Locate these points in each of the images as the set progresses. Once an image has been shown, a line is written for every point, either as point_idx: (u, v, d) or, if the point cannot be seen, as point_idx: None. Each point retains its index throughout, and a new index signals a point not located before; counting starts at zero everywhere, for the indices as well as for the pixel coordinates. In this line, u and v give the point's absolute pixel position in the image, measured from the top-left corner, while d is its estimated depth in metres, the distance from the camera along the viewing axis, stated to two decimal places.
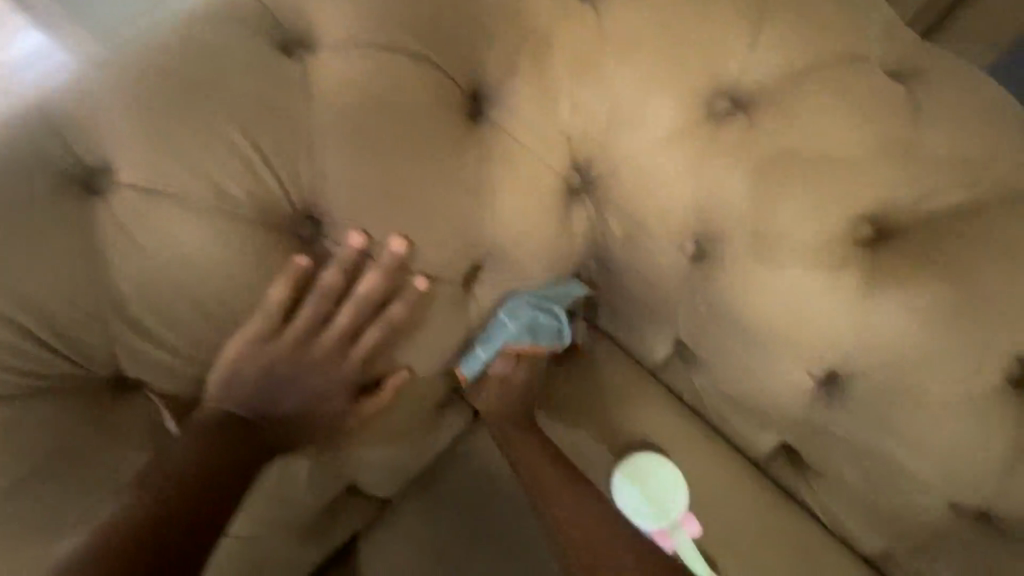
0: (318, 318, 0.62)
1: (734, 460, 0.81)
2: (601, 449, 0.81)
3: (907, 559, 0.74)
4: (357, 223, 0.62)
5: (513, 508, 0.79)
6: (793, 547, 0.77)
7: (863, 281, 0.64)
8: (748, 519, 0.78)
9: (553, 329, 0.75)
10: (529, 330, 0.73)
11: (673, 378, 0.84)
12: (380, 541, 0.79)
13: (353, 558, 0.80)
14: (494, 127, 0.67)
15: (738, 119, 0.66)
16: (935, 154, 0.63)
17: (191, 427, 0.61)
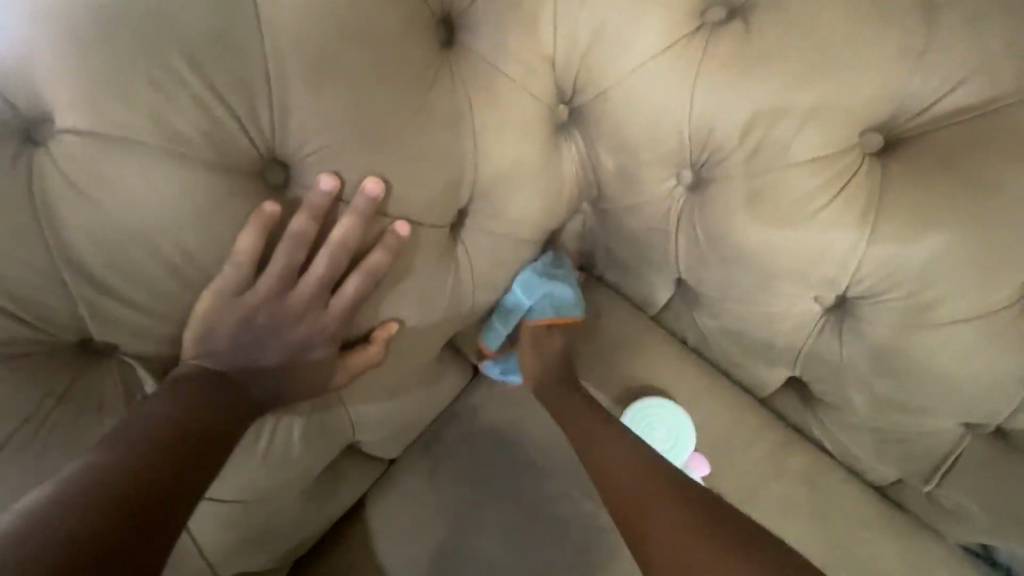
0: (294, 268, 0.56)
1: (735, 393, 0.83)
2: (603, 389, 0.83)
3: (915, 479, 0.74)
4: (326, 164, 0.54)
5: (519, 452, 0.83)
6: (794, 473, 0.80)
7: (876, 204, 0.59)
8: (749, 449, 0.81)
9: (573, 298, 0.78)
10: (549, 303, 0.77)
11: (674, 321, 0.85)
12: (390, 495, 0.83)
13: (363, 514, 0.83)
14: (469, 54, 0.60)
15: (734, 27, 0.59)
16: (955, 53, 0.56)
17: (169, 384, 0.55)
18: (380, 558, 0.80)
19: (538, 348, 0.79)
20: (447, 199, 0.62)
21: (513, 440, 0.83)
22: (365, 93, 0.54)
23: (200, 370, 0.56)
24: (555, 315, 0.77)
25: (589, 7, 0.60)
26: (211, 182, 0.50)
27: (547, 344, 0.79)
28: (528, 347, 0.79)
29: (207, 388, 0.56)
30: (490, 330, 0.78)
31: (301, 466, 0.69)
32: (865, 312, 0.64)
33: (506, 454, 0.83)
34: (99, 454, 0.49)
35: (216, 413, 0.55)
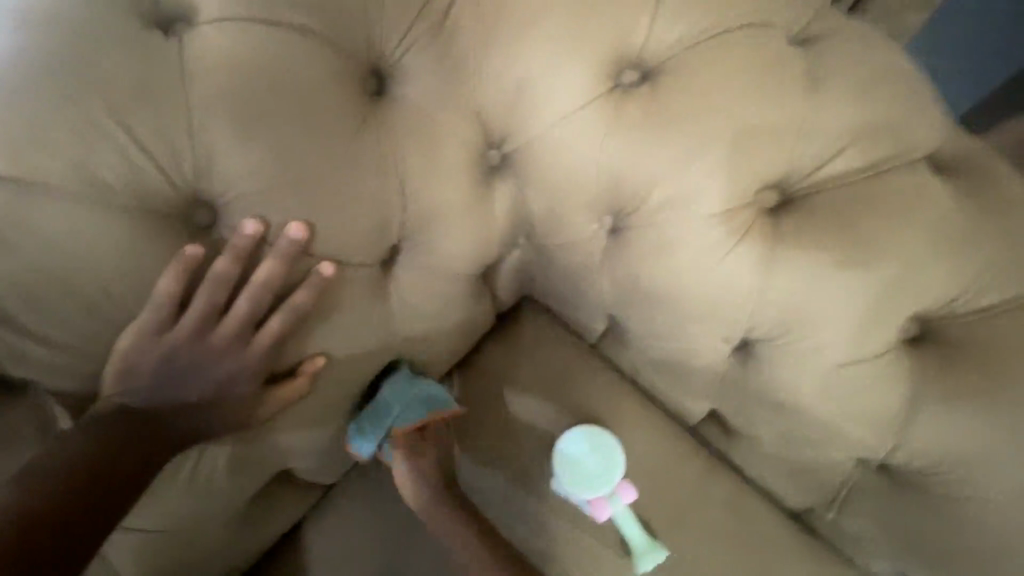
0: (217, 307, 0.58)
1: (665, 423, 0.87)
2: (536, 419, 0.86)
3: (822, 506, 0.79)
4: (253, 208, 0.57)
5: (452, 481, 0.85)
6: (714, 501, 0.84)
7: (771, 256, 0.64)
8: (673, 477, 0.85)
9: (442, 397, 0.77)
10: (412, 410, 0.75)
11: (609, 351, 0.89)
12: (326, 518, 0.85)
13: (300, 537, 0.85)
14: (398, 105, 0.63)
15: (643, 91, 0.64)
16: (837, 122, 0.63)
17: (86, 421, 0.55)
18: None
19: (411, 458, 0.77)
20: (375, 238, 0.65)
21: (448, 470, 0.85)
22: (291, 142, 0.56)
23: (118, 408, 0.56)
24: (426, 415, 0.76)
25: (511, 65, 0.64)
26: (132, 225, 0.52)
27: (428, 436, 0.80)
28: (400, 460, 0.77)
29: (125, 425, 0.56)
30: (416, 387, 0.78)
31: (229, 495, 0.70)
32: (768, 352, 0.69)
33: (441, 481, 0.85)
34: (17, 486, 0.52)
35: (137, 446, 0.57)
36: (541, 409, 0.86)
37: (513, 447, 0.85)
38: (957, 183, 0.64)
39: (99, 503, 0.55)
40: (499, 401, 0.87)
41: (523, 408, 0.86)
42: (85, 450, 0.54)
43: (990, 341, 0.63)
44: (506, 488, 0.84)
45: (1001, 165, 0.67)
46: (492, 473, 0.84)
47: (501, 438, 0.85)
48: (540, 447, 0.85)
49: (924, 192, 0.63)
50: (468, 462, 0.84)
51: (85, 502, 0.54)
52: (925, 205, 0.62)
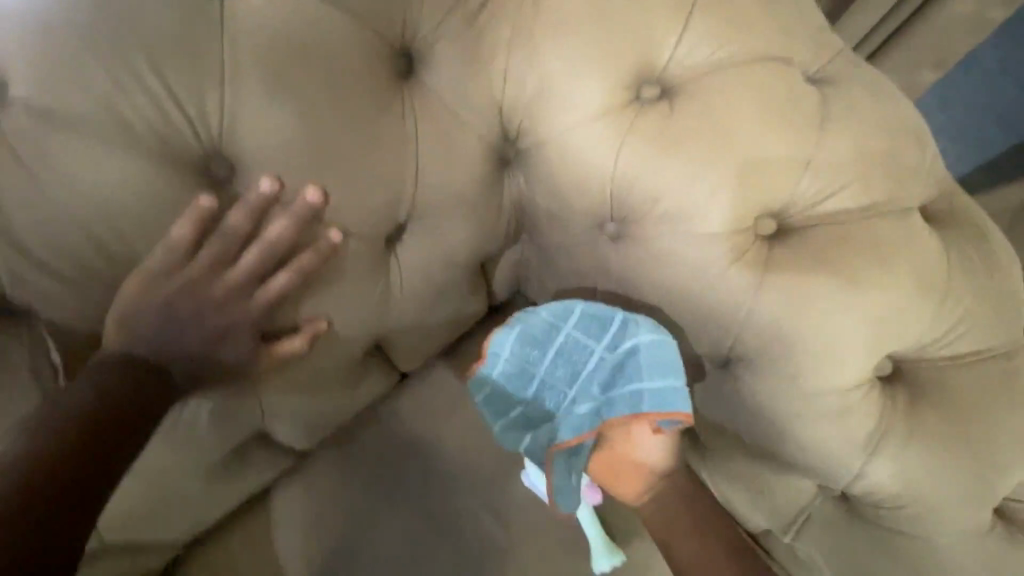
0: (226, 259, 0.59)
1: None
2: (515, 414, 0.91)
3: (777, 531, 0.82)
4: (270, 168, 0.58)
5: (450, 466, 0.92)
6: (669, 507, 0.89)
7: (761, 282, 0.66)
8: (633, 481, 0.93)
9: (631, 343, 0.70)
10: (580, 334, 0.71)
11: None
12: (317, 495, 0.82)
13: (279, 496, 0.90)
14: (424, 88, 0.65)
15: (660, 106, 0.66)
16: (842, 161, 0.65)
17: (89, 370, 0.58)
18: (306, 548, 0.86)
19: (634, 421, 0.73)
20: (383, 215, 0.67)
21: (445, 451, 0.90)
22: (315, 108, 0.58)
23: (123, 356, 0.59)
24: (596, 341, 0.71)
25: (537, 64, 0.66)
26: (151, 171, 0.54)
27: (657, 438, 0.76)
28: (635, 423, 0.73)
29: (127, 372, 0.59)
30: (662, 369, 0.69)
31: (205, 445, 0.71)
32: (746, 375, 0.71)
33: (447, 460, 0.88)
34: (28, 441, 0.55)
35: (137, 401, 0.59)
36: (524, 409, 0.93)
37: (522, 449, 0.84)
38: (944, 236, 0.67)
39: (106, 457, 0.57)
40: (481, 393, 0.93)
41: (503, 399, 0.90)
42: (90, 398, 0.57)
43: (955, 390, 0.66)
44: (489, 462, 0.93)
45: (989, 223, 0.70)
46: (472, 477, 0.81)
47: None
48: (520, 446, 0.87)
49: (914, 240, 0.65)
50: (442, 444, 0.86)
51: (85, 455, 0.56)
52: (914, 252, 0.65)
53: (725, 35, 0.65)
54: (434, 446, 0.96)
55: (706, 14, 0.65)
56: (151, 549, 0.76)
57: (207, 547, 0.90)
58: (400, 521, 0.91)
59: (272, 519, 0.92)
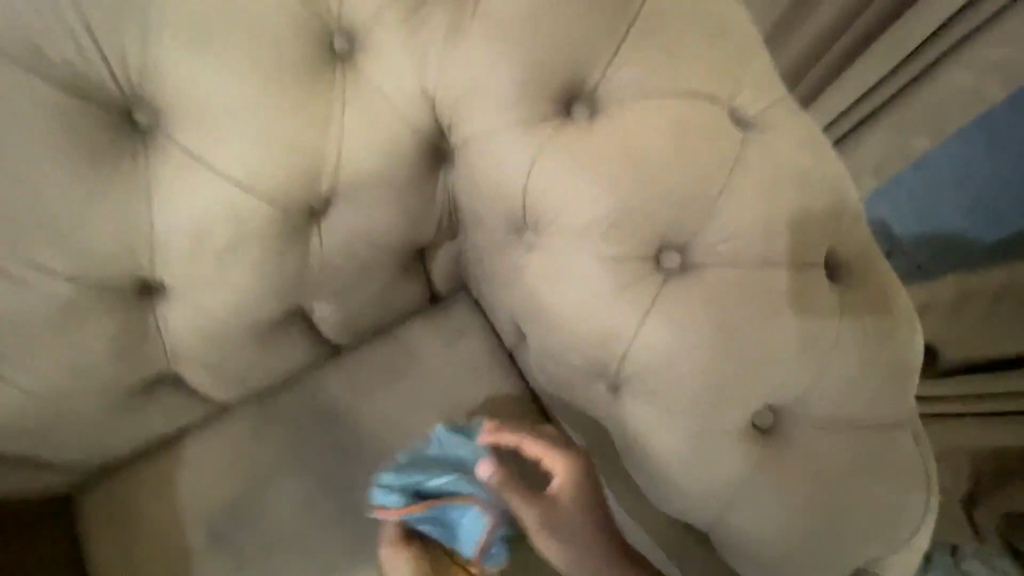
0: (141, 199, 0.63)
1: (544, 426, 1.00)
2: None
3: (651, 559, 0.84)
4: (190, 123, 0.62)
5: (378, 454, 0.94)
6: None
7: (653, 310, 0.67)
8: None
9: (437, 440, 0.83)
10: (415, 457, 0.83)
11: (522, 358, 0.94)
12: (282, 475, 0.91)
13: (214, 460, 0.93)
14: (357, 69, 0.67)
15: (580, 123, 0.68)
16: (749, 205, 0.66)
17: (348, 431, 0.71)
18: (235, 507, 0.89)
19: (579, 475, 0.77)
20: (304, 184, 0.69)
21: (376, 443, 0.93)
22: (240, 74, 0.61)
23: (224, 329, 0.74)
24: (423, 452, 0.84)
25: (473, 66, 0.67)
26: (69, 106, 0.56)
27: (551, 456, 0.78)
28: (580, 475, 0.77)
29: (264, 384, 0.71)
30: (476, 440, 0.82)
31: (101, 377, 0.72)
32: (632, 401, 0.72)
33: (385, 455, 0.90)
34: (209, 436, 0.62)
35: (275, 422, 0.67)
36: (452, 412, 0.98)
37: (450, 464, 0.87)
38: (846, 297, 0.67)
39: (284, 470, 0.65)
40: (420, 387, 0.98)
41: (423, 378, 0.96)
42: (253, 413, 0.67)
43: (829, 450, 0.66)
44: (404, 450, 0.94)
45: (899, 292, 0.70)
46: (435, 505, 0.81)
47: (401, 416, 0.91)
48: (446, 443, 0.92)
49: (811, 295, 0.66)
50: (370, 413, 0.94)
51: None
52: (808, 308, 0.65)
53: (657, 65, 0.67)
54: (349, 415, 1.01)
55: (642, 43, 0.67)
56: (54, 456, 0.79)
57: (116, 477, 0.94)
58: (303, 481, 0.96)
59: (182, 462, 0.96)
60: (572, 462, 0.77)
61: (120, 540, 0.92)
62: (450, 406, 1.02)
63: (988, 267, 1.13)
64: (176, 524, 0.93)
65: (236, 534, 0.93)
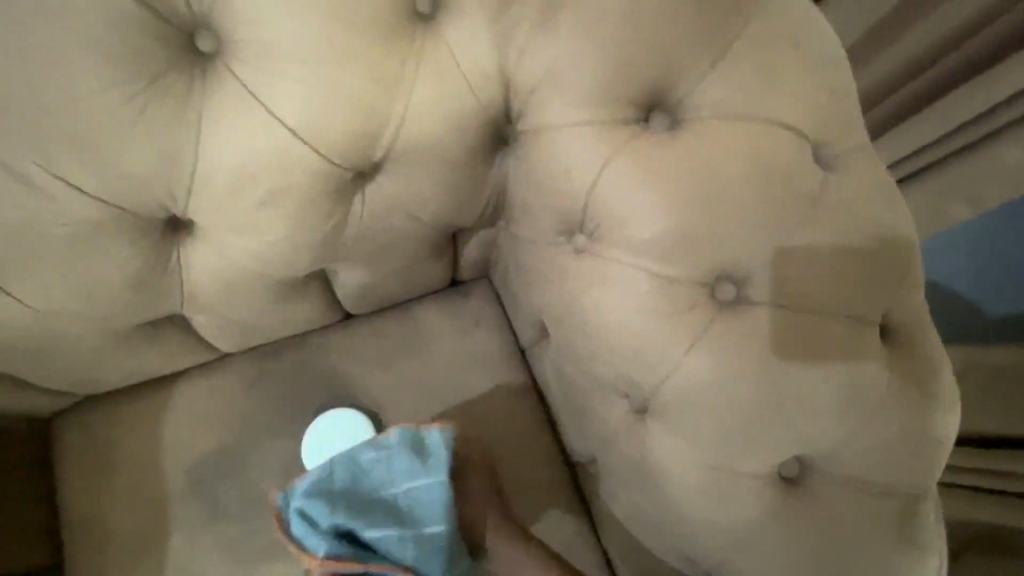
0: (187, 131, 0.57)
1: (545, 429, 0.99)
2: None
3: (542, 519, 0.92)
4: (255, 60, 0.57)
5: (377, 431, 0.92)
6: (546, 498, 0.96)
7: (698, 338, 0.65)
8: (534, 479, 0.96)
9: (373, 466, 0.74)
10: (350, 472, 0.73)
11: (538, 359, 0.92)
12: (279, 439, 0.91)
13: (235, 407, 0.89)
14: (439, 34, 0.62)
15: (661, 134, 0.65)
16: (817, 251, 0.64)
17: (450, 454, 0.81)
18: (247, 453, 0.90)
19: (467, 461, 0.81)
20: (360, 145, 0.65)
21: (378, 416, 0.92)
22: (318, 16, 0.56)
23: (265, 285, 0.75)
24: (352, 477, 0.73)
25: (560, 53, 0.64)
26: (130, 15, 0.52)
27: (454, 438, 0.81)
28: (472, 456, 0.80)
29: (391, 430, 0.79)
30: (428, 467, 0.75)
31: (110, 310, 0.68)
32: (658, 428, 0.70)
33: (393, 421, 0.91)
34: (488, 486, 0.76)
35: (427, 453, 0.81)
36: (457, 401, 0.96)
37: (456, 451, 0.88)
38: (895, 361, 0.65)
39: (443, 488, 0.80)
40: None
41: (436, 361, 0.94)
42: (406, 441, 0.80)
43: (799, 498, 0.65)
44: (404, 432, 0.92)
45: (948, 363, 0.68)
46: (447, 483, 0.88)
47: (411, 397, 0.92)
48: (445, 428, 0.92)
49: (859, 351, 0.64)
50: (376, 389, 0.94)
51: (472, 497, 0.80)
52: (854, 364, 0.64)
53: (750, 88, 0.63)
54: (350, 386, 0.98)
55: (738, 61, 0.64)
56: (46, 379, 0.76)
57: (100, 411, 0.90)
58: (291, 446, 0.93)
59: (170, 405, 0.92)
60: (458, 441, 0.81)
61: (95, 477, 0.88)
62: (453, 391, 0.99)
63: (1005, 346, 1.13)
64: (154, 468, 0.89)
65: (216, 492, 0.90)
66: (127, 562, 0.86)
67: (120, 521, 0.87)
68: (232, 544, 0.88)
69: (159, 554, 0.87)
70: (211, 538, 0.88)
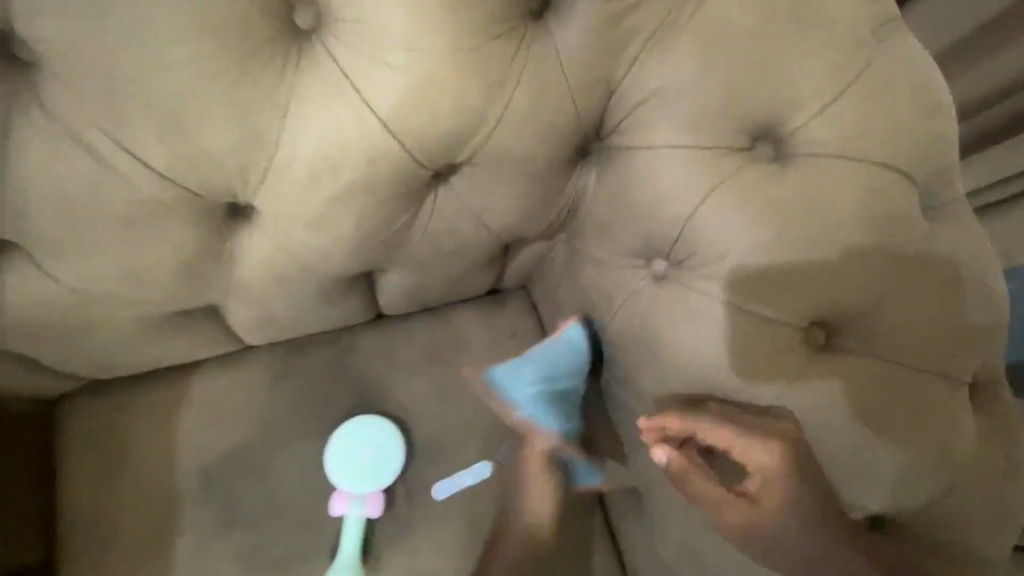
0: (275, 112, 0.53)
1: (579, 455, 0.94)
2: (481, 419, 0.89)
3: (602, 547, 0.86)
4: (357, 43, 0.53)
5: (406, 443, 0.87)
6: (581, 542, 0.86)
7: (778, 380, 0.63)
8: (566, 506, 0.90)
9: (558, 358, 0.79)
10: (536, 363, 0.80)
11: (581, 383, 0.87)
12: (304, 443, 0.86)
13: (270, 414, 0.86)
14: (547, 37, 0.59)
15: (767, 167, 0.62)
16: (911, 303, 0.62)
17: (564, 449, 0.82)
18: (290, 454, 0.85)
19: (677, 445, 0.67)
20: (449, 144, 0.60)
21: (407, 426, 0.88)
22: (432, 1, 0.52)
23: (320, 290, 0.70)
24: (542, 366, 0.79)
25: (670, 72, 0.61)
26: None
27: (760, 456, 0.63)
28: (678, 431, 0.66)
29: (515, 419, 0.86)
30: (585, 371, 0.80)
31: (152, 295, 0.64)
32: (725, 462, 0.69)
33: (431, 446, 0.88)
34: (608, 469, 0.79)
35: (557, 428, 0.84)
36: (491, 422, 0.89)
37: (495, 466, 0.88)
38: (972, 421, 0.64)
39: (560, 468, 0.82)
40: (464, 383, 0.90)
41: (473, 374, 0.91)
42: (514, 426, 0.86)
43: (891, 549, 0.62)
44: (434, 446, 0.88)
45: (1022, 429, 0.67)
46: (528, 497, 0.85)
47: (451, 422, 0.89)
48: (474, 451, 0.88)
49: (941, 410, 0.63)
50: (401, 397, 0.89)
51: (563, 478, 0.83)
52: (932, 422, 0.62)
53: (862, 127, 0.61)
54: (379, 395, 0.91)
55: (854, 97, 0.61)
56: (65, 360, 0.69)
57: (110, 396, 0.84)
58: (311, 453, 0.86)
59: (186, 399, 0.85)
60: (791, 486, 0.62)
61: (97, 469, 0.82)
62: (487, 416, 0.89)
63: None
64: (164, 463, 0.83)
65: (227, 496, 0.83)
66: (126, 563, 0.80)
67: (123, 517, 0.81)
68: (241, 553, 0.82)
69: (162, 556, 0.81)
70: (220, 544, 0.82)
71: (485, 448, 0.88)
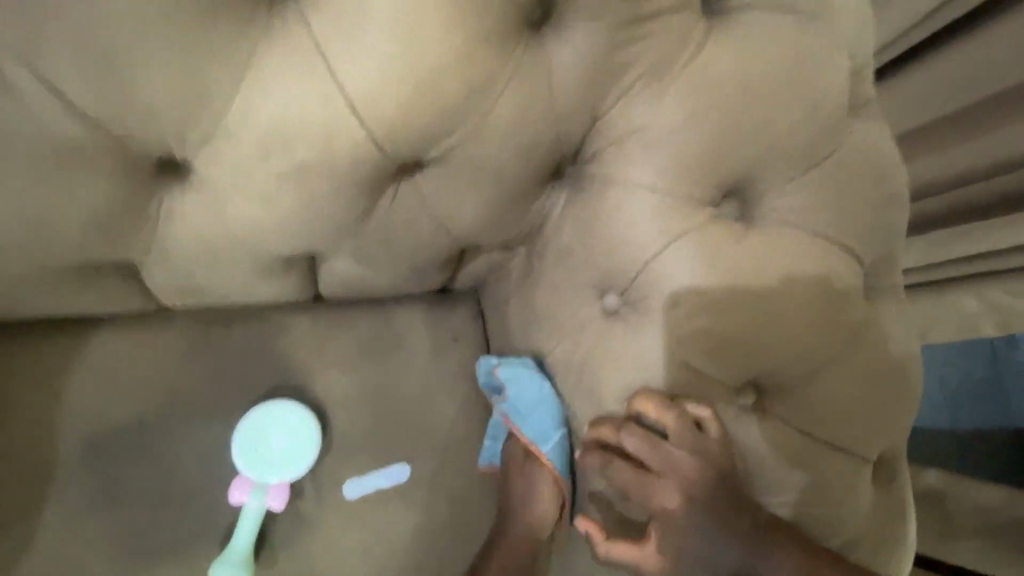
0: (233, 71, 0.48)
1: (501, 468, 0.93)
2: (408, 421, 0.86)
3: None
4: (336, 16, 0.48)
5: (322, 435, 0.83)
6: None
7: (700, 430, 0.65)
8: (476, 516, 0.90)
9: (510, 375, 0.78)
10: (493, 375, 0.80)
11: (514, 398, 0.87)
12: (211, 422, 0.80)
13: (178, 384, 0.79)
14: (541, 52, 0.56)
15: (730, 224, 0.63)
16: (832, 376, 0.65)
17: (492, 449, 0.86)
18: (194, 431, 0.79)
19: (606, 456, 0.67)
20: (420, 140, 0.57)
21: (327, 418, 0.84)
22: None
23: (258, 263, 0.65)
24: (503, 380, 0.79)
25: (657, 111, 0.60)
26: None
27: (677, 475, 0.65)
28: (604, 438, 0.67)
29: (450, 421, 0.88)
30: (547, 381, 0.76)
31: (58, 241, 0.57)
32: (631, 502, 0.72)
33: (350, 442, 0.84)
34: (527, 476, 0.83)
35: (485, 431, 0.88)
36: (418, 426, 0.87)
37: (412, 470, 0.85)
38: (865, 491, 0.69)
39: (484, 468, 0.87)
40: (395, 382, 0.87)
41: (406, 373, 0.87)
42: (444, 432, 0.87)
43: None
44: (352, 441, 0.84)
45: (907, 502, 0.74)
46: (445, 495, 0.85)
47: (375, 420, 0.85)
48: (395, 453, 0.85)
49: (838, 476, 0.67)
50: (326, 388, 0.84)
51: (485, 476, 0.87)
52: (828, 487, 0.67)
53: (823, 204, 0.63)
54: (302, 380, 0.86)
55: (822, 173, 0.62)
56: None
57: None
58: (218, 435, 0.80)
59: (81, 355, 0.77)
60: (700, 502, 0.64)
61: None
62: (415, 418, 0.87)
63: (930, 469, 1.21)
64: (47, 424, 0.74)
65: (112, 467, 0.76)
66: None
67: None
68: (121, 534, 0.75)
69: (23, 527, 0.72)
70: (99, 519, 0.75)
71: (406, 453, 0.85)
